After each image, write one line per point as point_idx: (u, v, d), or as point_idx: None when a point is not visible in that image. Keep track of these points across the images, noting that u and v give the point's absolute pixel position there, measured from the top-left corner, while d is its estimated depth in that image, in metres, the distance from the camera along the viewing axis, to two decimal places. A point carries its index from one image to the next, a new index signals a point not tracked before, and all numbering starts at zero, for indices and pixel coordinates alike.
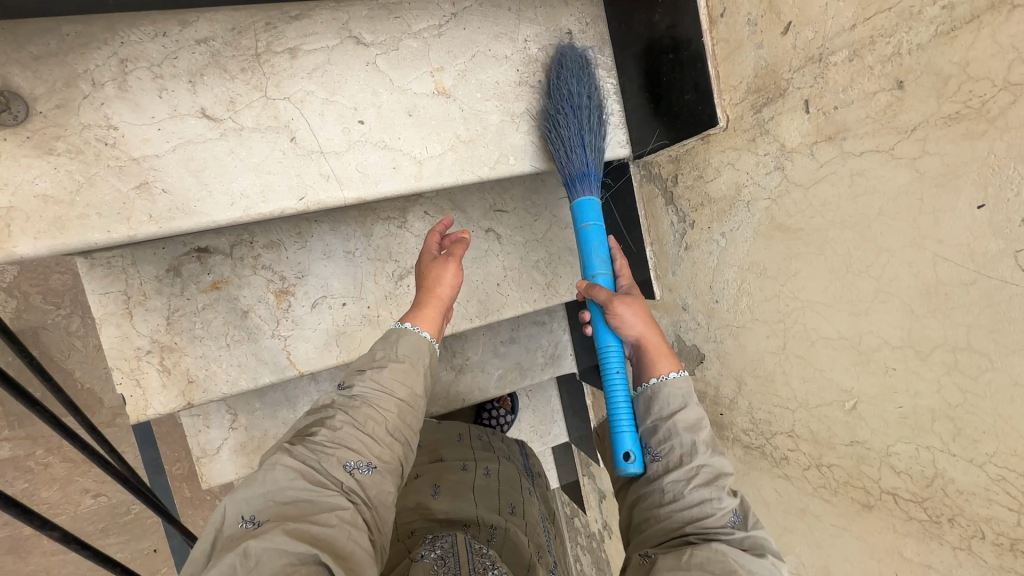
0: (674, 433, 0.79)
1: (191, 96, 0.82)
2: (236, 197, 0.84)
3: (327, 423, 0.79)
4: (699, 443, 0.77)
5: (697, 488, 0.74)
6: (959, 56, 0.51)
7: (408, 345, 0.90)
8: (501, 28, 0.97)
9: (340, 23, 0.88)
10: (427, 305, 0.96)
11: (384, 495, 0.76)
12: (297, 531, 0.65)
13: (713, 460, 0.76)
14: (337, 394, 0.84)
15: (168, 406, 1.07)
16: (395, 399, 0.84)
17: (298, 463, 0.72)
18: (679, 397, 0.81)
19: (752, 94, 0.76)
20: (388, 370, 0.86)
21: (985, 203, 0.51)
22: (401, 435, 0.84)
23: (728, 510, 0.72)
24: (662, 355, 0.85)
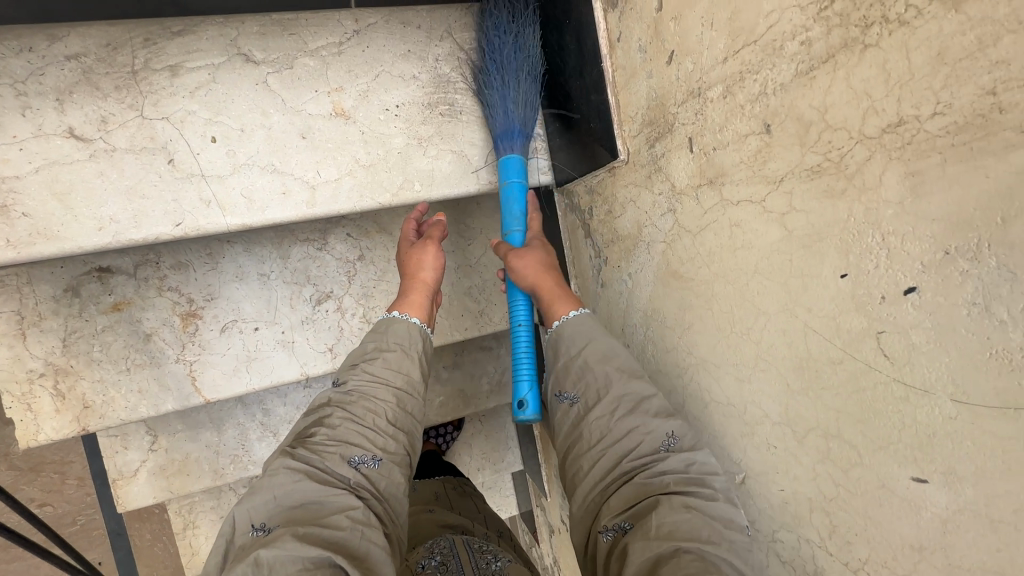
0: (585, 368, 0.76)
1: (59, 114, 0.77)
2: (104, 222, 0.79)
3: (326, 421, 0.77)
4: (612, 372, 0.74)
5: (623, 420, 0.70)
6: (818, 100, 0.43)
7: (398, 332, 0.88)
8: (410, 47, 0.91)
9: (228, 40, 0.83)
10: (412, 290, 0.93)
11: (394, 487, 0.77)
12: (310, 535, 0.62)
13: (633, 386, 0.72)
14: (332, 391, 0.82)
15: (61, 432, 1.03)
16: (391, 390, 0.83)
17: (303, 465, 0.71)
18: (581, 335, 0.79)
19: (645, 126, 0.69)
20: (381, 361, 0.84)
21: (848, 272, 0.43)
22: (403, 425, 0.83)
23: (661, 436, 0.68)
24: (558, 297, 0.84)
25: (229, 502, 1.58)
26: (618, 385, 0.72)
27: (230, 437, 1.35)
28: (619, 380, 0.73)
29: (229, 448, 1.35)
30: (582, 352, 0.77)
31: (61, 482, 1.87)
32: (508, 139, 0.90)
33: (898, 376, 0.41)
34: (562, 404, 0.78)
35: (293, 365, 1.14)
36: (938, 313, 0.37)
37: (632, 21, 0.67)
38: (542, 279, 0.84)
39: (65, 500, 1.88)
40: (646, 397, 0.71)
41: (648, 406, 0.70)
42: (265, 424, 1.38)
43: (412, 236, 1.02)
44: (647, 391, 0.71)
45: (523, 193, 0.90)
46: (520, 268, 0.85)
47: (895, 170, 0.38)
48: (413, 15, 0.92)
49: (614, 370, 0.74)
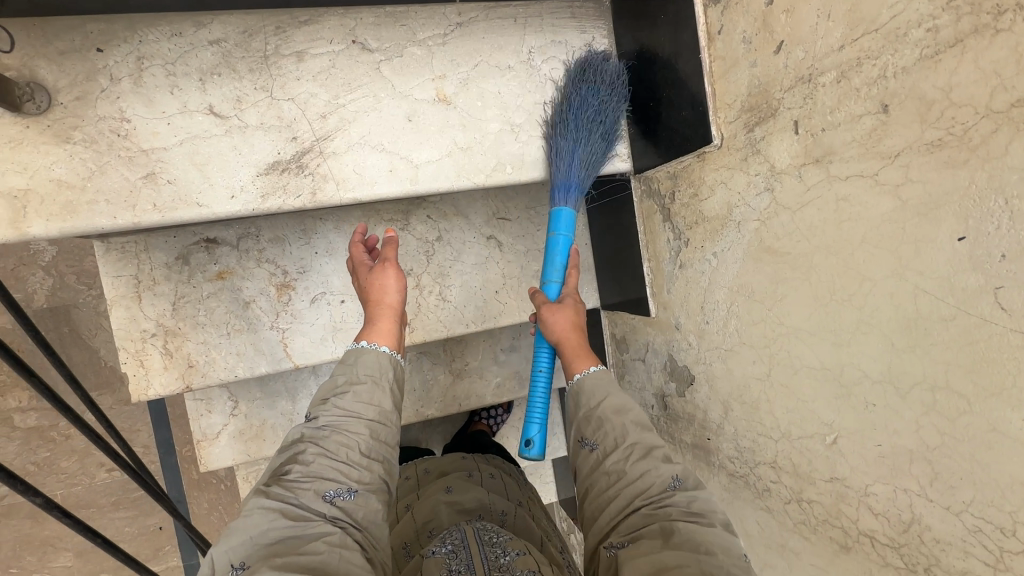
0: (606, 418, 0.86)
1: (201, 93, 0.86)
2: (236, 192, 0.88)
3: (299, 458, 0.81)
4: (628, 426, 0.84)
5: (635, 463, 0.80)
6: (943, 81, 0.48)
7: (365, 367, 0.93)
8: (506, 40, 0.98)
9: (347, 29, 0.91)
10: (380, 317, 0.99)
11: (372, 513, 0.81)
12: (286, 564, 0.67)
13: (648, 437, 0.83)
14: (305, 427, 0.86)
15: (168, 388, 1.12)
16: (364, 421, 0.87)
17: (278, 504, 0.75)
18: (600, 386, 0.89)
19: (744, 113, 0.74)
20: (351, 395, 0.89)
21: (966, 235, 0.49)
22: (377, 454, 0.87)
23: (667, 477, 0.78)
24: (580, 356, 0.95)
25: None
26: (631, 434, 0.83)
27: (303, 406, 1.43)
28: (634, 431, 0.83)
29: (302, 417, 1.43)
30: (597, 406, 0.87)
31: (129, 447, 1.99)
32: (564, 193, 0.98)
33: (1016, 326, 0.46)
34: (584, 450, 0.86)
35: None
36: None
37: (736, 14, 0.73)
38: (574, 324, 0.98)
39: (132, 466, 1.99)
40: (655, 445, 0.82)
41: (656, 451, 0.81)
42: None
43: (365, 258, 1.07)
44: (656, 439, 0.83)
45: (567, 246, 1.01)
46: (556, 321, 0.97)
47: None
48: (509, 10, 0.99)
49: (630, 423, 0.84)
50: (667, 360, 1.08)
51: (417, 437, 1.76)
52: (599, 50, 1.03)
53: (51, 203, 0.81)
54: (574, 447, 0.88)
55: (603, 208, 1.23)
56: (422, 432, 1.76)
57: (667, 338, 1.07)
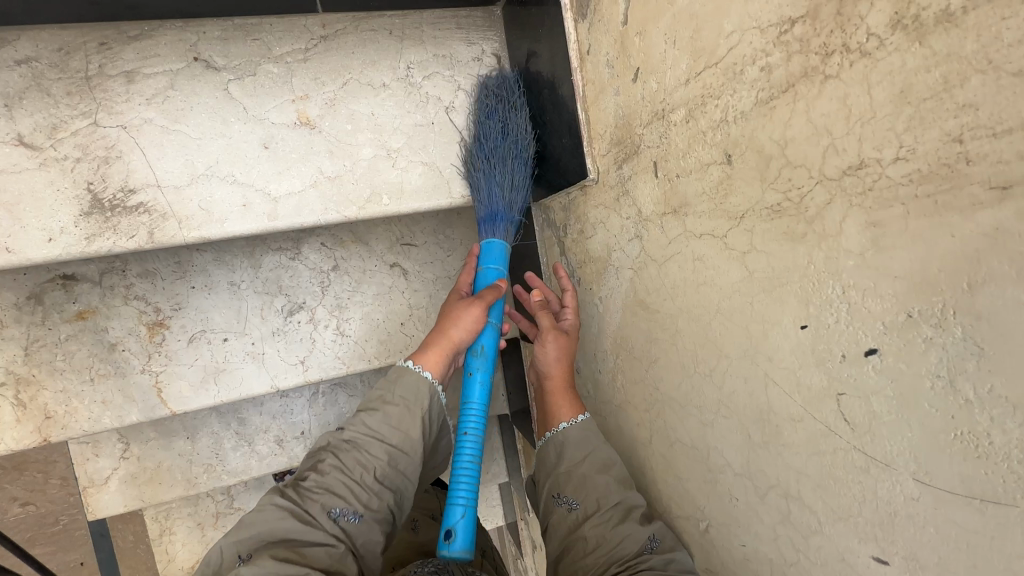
0: (585, 475, 0.72)
1: (8, 121, 0.74)
2: (54, 234, 0.77)
3: (316, 468, 0.73)
4: (610, 483, 0.70)
5: (615, 528, 0.67)
6: (778, 133, 0.39)
7: (410, 390, 0.79)
8: (380, 54, 0.88)
9: (188, 45, 0.80)
10: (433, 346, 0.80)
11: (373, 545, 0.71)
12: (285, 560, 0.60)
13: (628, 496, 0.69)
14: (330, 434, 0.77)
15: (22, 442, 1.01)
16: (386, 447, 0.75)
17: (288, 503, 0.67)
18: (583, 444, 0.75)
19: (614, 146, 0.65)
20: (381, 414, 0.77)
21: (808, 323, 0.39)
22: (392, 483, 0.75)
23: (646, 542, 0.64)
24: (567, 401, 0.80)
25: (207, 509, 1.56)
26: (618, 493, 0.69)
27: (204, 445, 1.33)
28: (616, 488, 0.69)
29: (203, 457, 1.33)
30: (580, 463, 0.73)
31: (45, 480, 1.85)
32: (492, 223, 0.88)
33: (858, 445, 0.37)
34: (560, 509, 0.74)
35: (262, 378, 1.11)
36: (900, 382, 0.33)
37: (600, 33, 0.63)
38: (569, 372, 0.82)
39: (49, 500, 1.86)
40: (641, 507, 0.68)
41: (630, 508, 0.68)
42: (241, 433, 1.36)
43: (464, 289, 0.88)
44: (614, 488, 0.70)
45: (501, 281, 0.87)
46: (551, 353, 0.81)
47: (857, 216, 0.34)
48: (385, 20, 0.89)
49: (613, 479, 0.71)
50: None
51: None
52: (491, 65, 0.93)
53: None
54: (549, 504, 0.77)
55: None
56: None
57: None
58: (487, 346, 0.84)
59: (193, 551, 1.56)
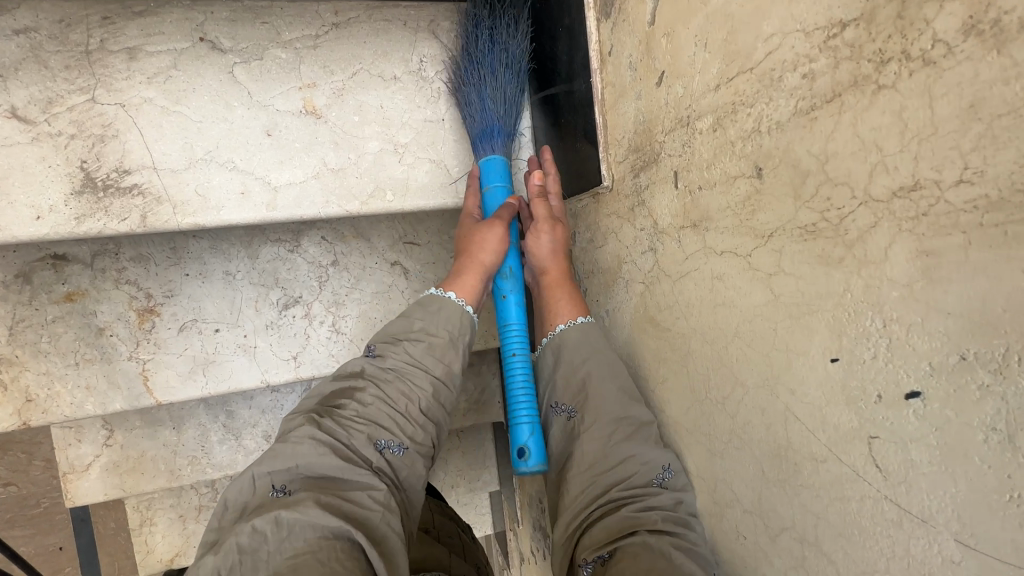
0: (586, 384, 0.66)
1: (2, 92, 0.72)
2: (43, 211, 0.73)
3: (357, 396, 0.73)
4: (613, 393, 0.64)
5: (617, 446, 0.61)
6: (818, 146, 0.36)
7: (446, 320, 0.80)
8: (392, 46, 0.85)
9: (194, 24, 0.78)
10: (466, 271, 0.82)
11: (414, 478, 0.73)
12: (331, 505, 0.59)
13: (635, 412, 0.62)
14: (366, 362, 0.76)
15: (0, 424, 0.98)
16: (429, 377, 0.77)
17: (330, 438, 0.67)
18: (584, 346, 0.69)
19: (632, 153, 0.61)
20: (423, 344, 0.78)
21: (840, 356, 0.36)
22: (434, 416, 0.77)
23: (655, 468, 0.59)
24: (567, 297, 0.74)
25: (189, 501, 1.53)
26: (625, 410, 0.62)
27: (190, 437, 1.29)
28: (621, 401, 0.63)
29: (188, 449, 1.29)
30: (582, 363, 0.68)
31: (29, 461, 1.81)
32: (487, 139, 0.83)
33: (891, 496, 0.33)
34: (560, 421, 0.69)
35: (252, 372, 1.08)
36: (947, 430, 0.30)
37: (623, 34, 0.60)
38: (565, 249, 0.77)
39: (31, 482, 1.83)
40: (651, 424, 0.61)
41: (638, 428, 0.61)
42: (228, 426, 1.32)
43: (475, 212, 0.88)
44: (621, 406, 0.63)
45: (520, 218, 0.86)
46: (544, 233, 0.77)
47: (905, 243, 0.31)
48: (400, 10, 0.86)
49: (617, 390, 0.64)
50: None
51: None
52: None
53: None
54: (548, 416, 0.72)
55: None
56: None
57: None
58: (515, 267, 0.82)
59: (173, 543, 1.53)
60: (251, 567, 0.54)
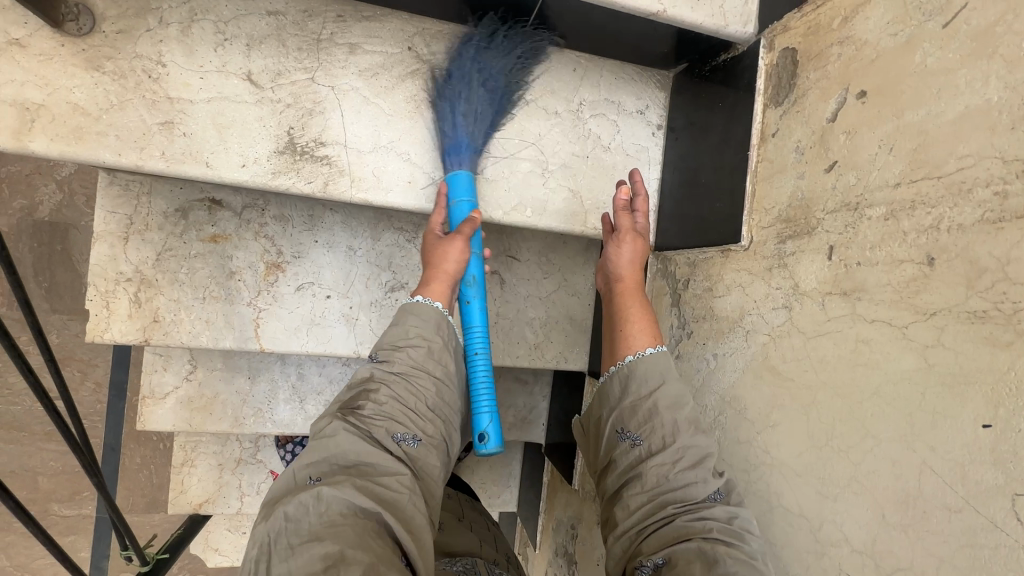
0: (654, 412, 0.75)
1: (244, 58, 0.84)
2: (248, 161, 0.85)
3: (373, 397, 0.80)
4: (678, 422, 0.74)
5: (682, 473, 0.71)
6: (1000, 250, 0.45)
7: (435, 326, 0.86)
8: (560, 86, 0.97)
9: (406, 35, 0.90)
10: (433, 280, 0.87)
11: (431, 468, 0.79)
12: (362, 486, 0.69)
13: (696, 440, 0.73)
14: (375, 367, 0.83)
15: (125, 336, 1.07)
16: (434, 377, 0.84)
17: (353, 431, 0.75)
18: (656, 372, 0.78)
19: (780, 222, 0.70)
20: (423, 349, 0.84)
21: (992, 423, 0.44)
22: (443, 411, 0.84)
23: (711, 487, 0.69)
24: (641, 323, 0.85)
25: (231, 452, 1.59)
26: (685, 435, 0.73)
27: (260, 390, 1.37)
28: (684, 430, 0.73)
29: (256, 400, 1.37)
30: (650, 396, 0.76)
31: (81, 381, 1.89)
32: (455, 154, 0.90)
33: None
34: (624, 444, 0.76)
35: (349, 342, 1.17)
36: None
37: (794, 121, 0.70)
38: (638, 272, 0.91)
39: (79, 401, 1.90)
40: (707, 449, 0.72)
41: (694, 452, 0.71)
42: (296, 388, 1.40)
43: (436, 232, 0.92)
44: (682, 429, 0.73)
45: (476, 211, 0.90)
46: (626, 257, 0.91)
47: None
48: (572, 58, 0.98)
49: (683, 420, 0.74)
50: None
51: None
52: (650, 119, 1.02)
53: (59, 124, 0.78)
54: (612, 440, 0.79)
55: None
56: None
57: None
58: (479, 276, 0.91)
59: (206, 489, 1.58)
60: (296, 533, 0.63)
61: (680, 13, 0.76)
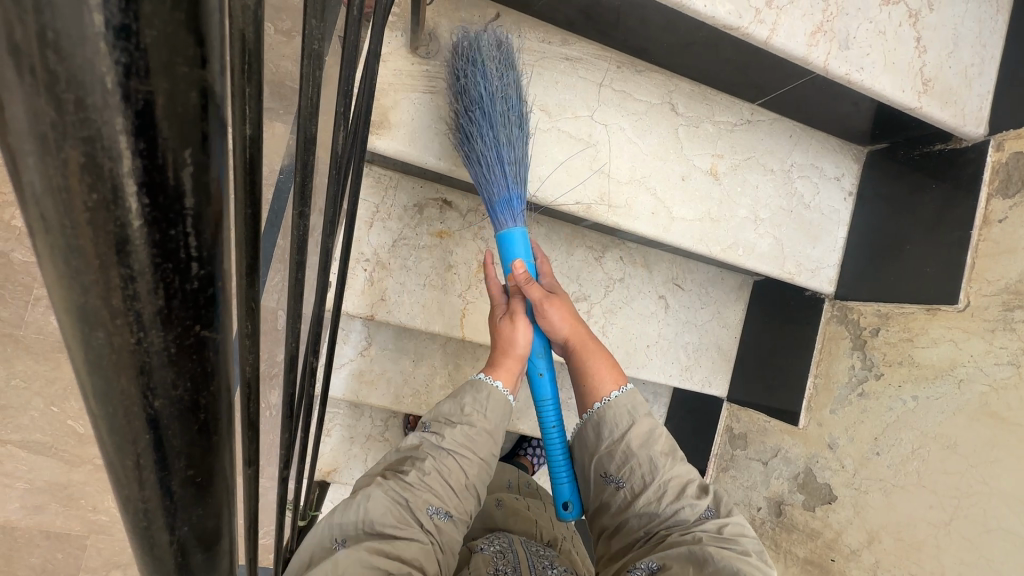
0: (630, 453, 0.90)
1: (542, 93, 1.00)
2: (534, 178, 1.00)
3: (417, 466, 0.87)
4: (656, 456, 0.90)
5: (668, 499, 0.87)
6: None
7: (492, 406, 0.93)
8: (777, 148, 1.13)
9: (667, 91, 1.07)
10: (504, 362, 0.94)
11: (453, 542, 0.85)
12: (377, 551, 0.76)
13: (675, 472, 0.89)
14: (426, 437, 0.90)
15: (355, 310, 1.20)
16: (478, 458, 0.91)
17: (392, 499, 0.82)
18: (624, 415, 0.93)
19: (1007, 294, 0.88)
20: (473, 429, 0.91)
21: None
22: (476, 489, 0.91)
23: (705, 513, 0.85)
24: (605, 373, 0.98)
25: (362, 428, 1.70)
26: (662, 467, 0.89)
27: (422, 373, 1.50)
28: (663, 460, 0.90)
29: (416, 382, 1.50)
30: (628, 436, 0.91)
31: None
32: (507, 210, 0.91)
33: None
34: (611, 486, 0.90)
35: None
36: None
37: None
38: (583, 334, 0.98)
39: None
40: (689, 479, 0.89)
41: (675, 482, 0.88)
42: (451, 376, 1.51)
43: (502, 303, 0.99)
44: (659, 463, 0.89)
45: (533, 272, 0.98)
46: (562, 328, 0.96)
47: None
48: (789, 125, 1.14)
49: (657, 452, 0.90)
50: (801, 472, 1.14)
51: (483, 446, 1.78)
52: (845, 185, 1.16)
53: (399, 128, 0.93)
54: (598, 483, 0.92)
55: (764, 311, 1.31)
56: None
57: (807, 453, 1.14)
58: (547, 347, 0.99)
59: (336, 459, 1.68)
60: None
61: (931, 111, 0.91)
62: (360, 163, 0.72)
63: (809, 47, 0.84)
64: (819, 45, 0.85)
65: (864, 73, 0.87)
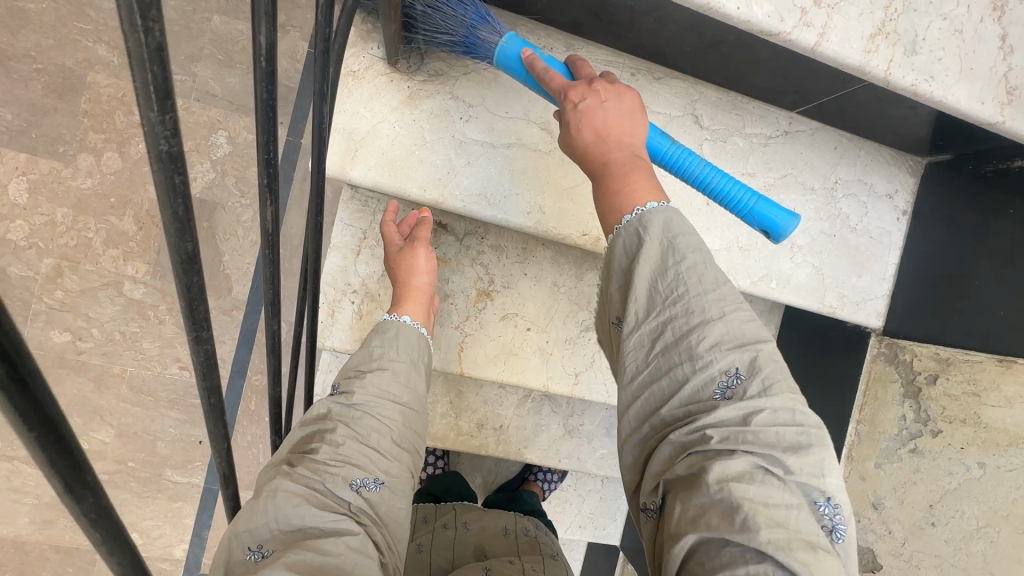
0: (635, 287, 0.60)
1: (542, 107, 0.87)
2: (533, 209, 0.86)
3: (328, 438, 0.71)
4: (693, 304, 0.58)
5: (680, 364, 0.57)
6: None
7: (404, 344, 0.81)
8: (819, 162, 0.98)
9: (690, 101, 0.93)
10: (407, 298, 0.86)
11: (394, 512, 0.71)
12: (300, 562, 0.58)
13: (703, 323, 0.57)
14: (333, 402, 0.74)
15: (343, 345, 1.09)
16: (398, 406, 0.76)
17: (302, 486, 0.65)
18: (635, 232, 0.61)
19: None
20: (388, 373, 0.77)
21: None
22: (406, 443, 0.76)
23: (717, 377, 0.55)
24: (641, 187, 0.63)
25: None
26: (662, 306, 0.58)
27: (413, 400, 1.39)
28: (698, 310, 0.57)
29: None
30: (639, 268, 0.60)
31: None
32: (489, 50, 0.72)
33: None
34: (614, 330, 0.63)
35: (541, 375, 1.18)
36: None
37: None
38: (618, 134, 0.65)
39: None
40: (702, 322, 0.57)
41: (677, 327, 0.58)
42: (453, 404, 1.40)
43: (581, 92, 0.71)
44: (684, 314, 0.57)
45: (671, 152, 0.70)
46: (588, 134, 0.65)
47: None
48: (833, 135, 0.99)
49: (694, 294, 0.58)
50: None
51: (490, 469, 1.69)
52: (897, 205, 1.00)
53: (378, 156, 0.81)
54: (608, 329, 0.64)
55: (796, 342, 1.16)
56: (495, 465, 1.69)
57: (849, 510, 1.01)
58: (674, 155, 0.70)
59: None
60: None
61: (1019, 125, 0.74)
62: (319, 216, 0.61)
63: (867, 54, 0.69)
64: (879, 50, 0.69)
65: (935, 83, 0.71)
